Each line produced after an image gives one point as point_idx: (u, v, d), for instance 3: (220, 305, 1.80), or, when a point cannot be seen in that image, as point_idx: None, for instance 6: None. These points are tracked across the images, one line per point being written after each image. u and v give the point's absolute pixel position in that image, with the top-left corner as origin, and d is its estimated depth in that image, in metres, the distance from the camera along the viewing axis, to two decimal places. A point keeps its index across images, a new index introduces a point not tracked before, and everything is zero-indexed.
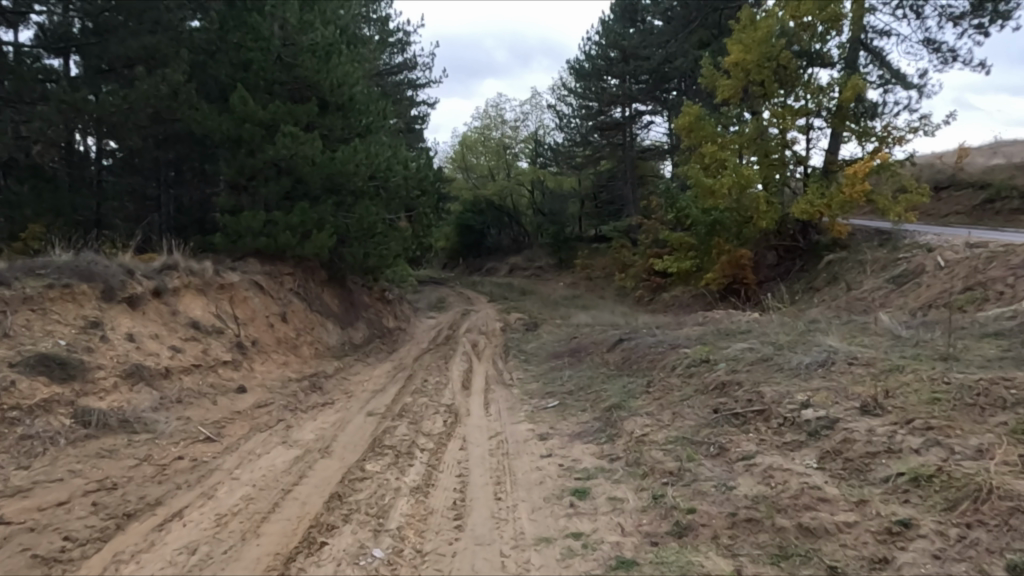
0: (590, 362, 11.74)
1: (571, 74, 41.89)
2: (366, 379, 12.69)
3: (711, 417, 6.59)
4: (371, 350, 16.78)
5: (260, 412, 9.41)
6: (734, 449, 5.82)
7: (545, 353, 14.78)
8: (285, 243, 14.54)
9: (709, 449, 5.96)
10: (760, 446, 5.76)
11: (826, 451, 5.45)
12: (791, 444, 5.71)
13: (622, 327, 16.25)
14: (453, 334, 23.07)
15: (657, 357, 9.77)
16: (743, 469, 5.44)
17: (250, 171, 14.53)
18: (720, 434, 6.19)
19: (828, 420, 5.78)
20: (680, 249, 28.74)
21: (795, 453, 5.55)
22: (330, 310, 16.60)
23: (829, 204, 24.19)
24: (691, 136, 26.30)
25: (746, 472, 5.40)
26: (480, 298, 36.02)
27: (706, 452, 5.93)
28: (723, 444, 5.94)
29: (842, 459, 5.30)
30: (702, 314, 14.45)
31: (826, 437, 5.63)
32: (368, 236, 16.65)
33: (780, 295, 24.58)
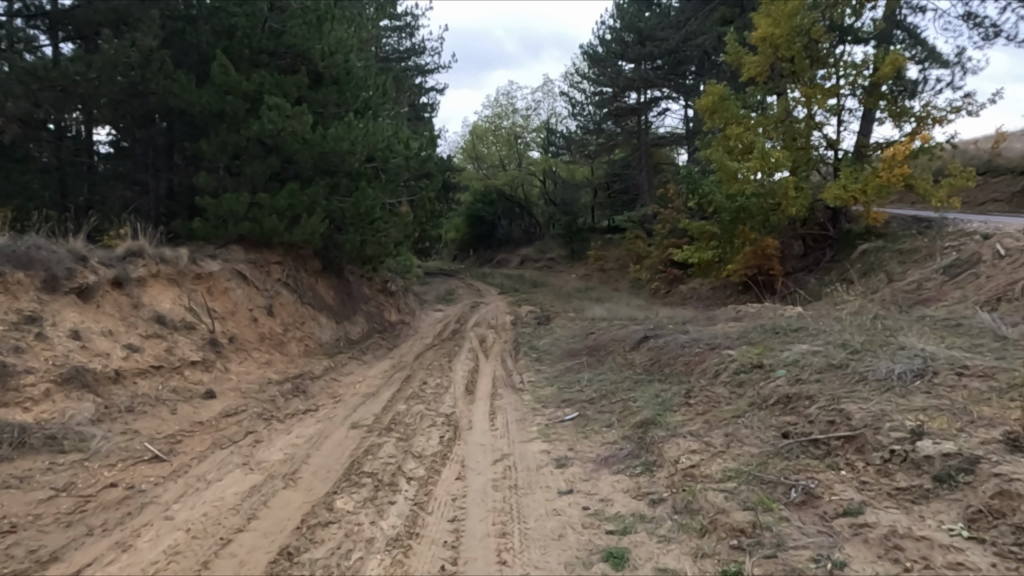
0: (612, 364, 10.28)
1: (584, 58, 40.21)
2: (359, 381, 11.31)
3: (780, 444, 5.25)
4: (369, 346, 15.42)
5: (228, 423, 8.05)
6: (828, 499, 4.46)
7: (559, 352, 13.31)
8: (272, 228, 13.17)
9: (790, 495, 4.61)
10: (865, 496, 4.41)
11: (976, 509, 4.06)
12: (910, 493, 4.35)
13: (643, 323, 14.75)
14: (460, 328, 21.69)
15: (693, 359, 8.32)
16: (850, 535, 4.06)
17: (233, 149, 13.17)
18: (802, 474, 4.82)
19: (968, 461, 4.38)
20: (701, 239, 27.19)
21: (923, 510, 4.18)
22: (324, 303, 15.23)
23: (865, 189, 22.36)
24: (714, 118, 24.67)
25: (857, 542, 4.00)
26: (489, 290, 34.59)
27: (784, 499, 4.59)
28: (810, 490, 4.58)
29: (1010, 528, 3.86)
30: (736, 309, 12.93)
31: (968, 488, 4.23)
32: (366, 221, 15.26)
33: (810, 289, 23.01)
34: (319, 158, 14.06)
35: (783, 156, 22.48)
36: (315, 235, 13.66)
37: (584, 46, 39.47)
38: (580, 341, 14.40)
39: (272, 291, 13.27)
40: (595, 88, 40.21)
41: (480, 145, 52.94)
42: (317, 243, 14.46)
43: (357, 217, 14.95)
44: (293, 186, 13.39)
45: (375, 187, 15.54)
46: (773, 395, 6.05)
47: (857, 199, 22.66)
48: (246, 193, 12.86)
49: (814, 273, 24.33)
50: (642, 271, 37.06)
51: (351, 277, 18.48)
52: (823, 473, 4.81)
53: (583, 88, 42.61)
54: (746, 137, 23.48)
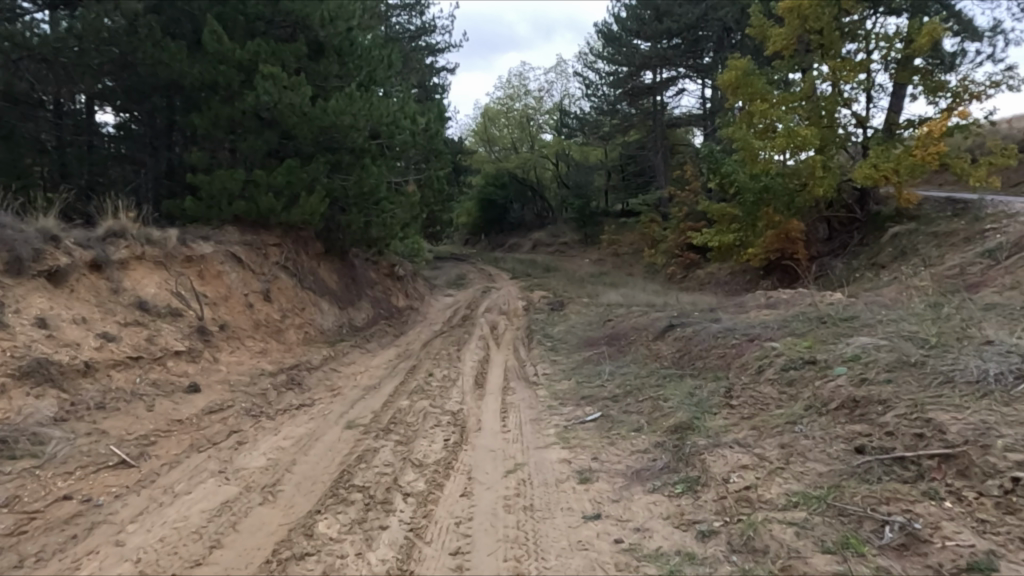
0: (635, 356, 9.39)
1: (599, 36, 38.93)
2: (361, 372, 10.49)
3: (856, 461, 4.54)
4: (374, 334, 14.60)
5: (210, 421, 7.25)
6: (939, 545, 3.65)
7: (575, 341, 12.43)
8: (269, 208, 12.33)
9: (884, 536, 3.82)
10: (995, 543, 3.60)
11: None
12: None
13: (666, 309, 13.83)
14: (471, 314, 20.84)
15: (730, 352, 7.43)
16: None
17: (227, 122, 12.31)
18: (893, 505, 4.05)
19: None
20: (721, 222, 26.09)
21: None
22: (326, 287, 14.42)
23: (897, 168, 21.11)
24: (737, 94, 23.49)
25: None
26: (502, 275, 33.72)
27: (876, 541, 3.82)
28: (915, 528, 3.80)
29: None
30: (769, 296, 11.96)
31: None
32: (370, 201, 14.39)
33: (838, 275, 21.93)
34: (319, 133, 13.17)
35: (811, 134, 21.33)
36: (315, 215, 12.81)
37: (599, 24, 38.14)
38: (597, 330, 13.50)
39: (269, 275, 12.46)
40: (610, 67, 38.92)
41: (492, 127, 51.79)
42: (317, 225, 13.60)
43: (361, 196, 14.07)
44: (291, 162, 12.53)
45: (380, 165, 14.63)
46: (835, 401, 5.25)
47: (889, 178, 21.37)
48: (241, 170, 12.03)
49: (842, 257, 23.21)
50: (658, 256, 36.02)
51: (356, 260, 17.63)
52: (917, 504, 4.03)
53: (598, 67, 41.34)
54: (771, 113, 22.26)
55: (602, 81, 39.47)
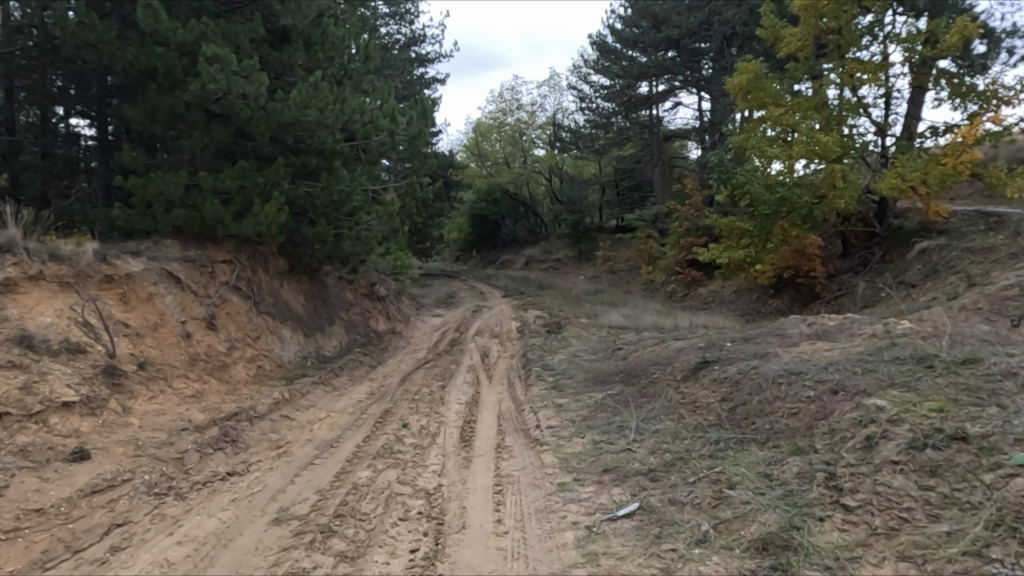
0: (663, 402, 7.43)
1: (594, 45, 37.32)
2: (319, 422, 8.45)
3: None
4: (346, 365, 12.52)
5: (89, 508, 5.21)
6: None
7: (581, 377, 10.43)
8: (215, 217, 10.34)
9: None
10: None
11: None
12: None
13: (681, 338, 11.91)
14: (460, 338, 18.81)
15: (809, 414, 5.51)
16: None
17: (166, 115, 10.32)
18: None
19: None
20: (730, 238, 24.25)
21: None
22: (289, 311, 12.37)
23: (925, 177, 19.34)
24: (748, 98, 21.79)
25: None
26: (494, 293, 31.73)
27: None
28: None
29: None
30: (811, 327, 10.01)
31: None
32: (341, 211, 12.39)
33: (862, 295, 20.12)
34: (279, 129, 11.21)
35: (831, 142, 19.59)
36: (272, 227, 10.80)
37: (593, 35, 36.57)
38: (602, 363, 11.55)
39: (217, 298, 10.43)
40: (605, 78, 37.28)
41: (483, 143, 50.20)
42: (277, 238, 11.60)
43: (328, 205, 12.07)
44: (243, 164, 10.56)
45: (353, 169, 12.68)
46: None
47: (916, 189, 19.58)
48: (182, 172, 10.05)
49: (862, 275, 21.41)
50: (657, 273, 34.17)
51: (329, 279, 15.59)
52: None
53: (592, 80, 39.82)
54: (787, 119, 20.54)
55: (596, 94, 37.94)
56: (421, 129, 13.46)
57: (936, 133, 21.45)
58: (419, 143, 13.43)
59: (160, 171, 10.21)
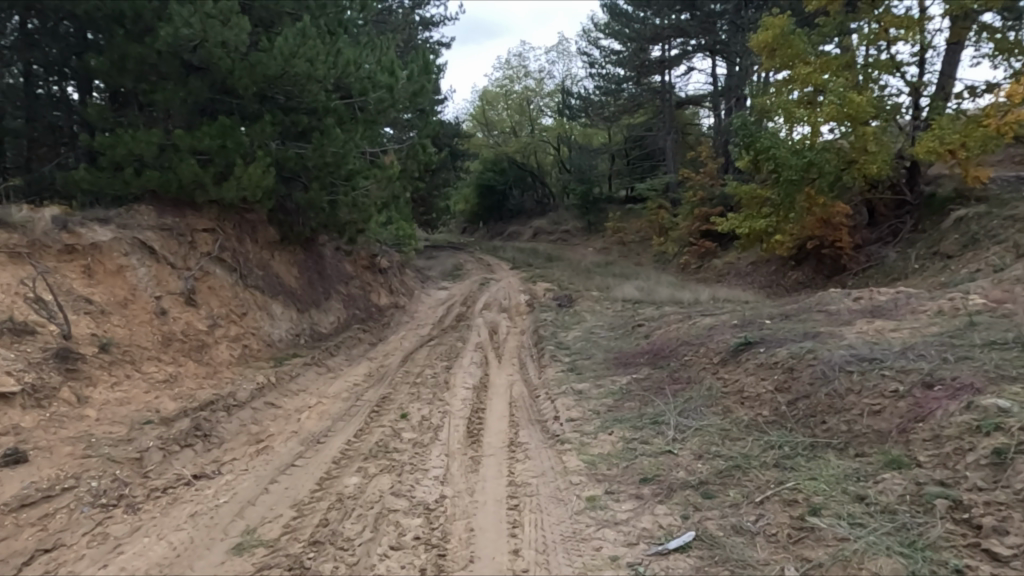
0: (702, 391, 6.42)
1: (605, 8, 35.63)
2: (308, 411, 7.50)
3: None
4: (343, 343, 11.55)
5: (12, 528, 4.35)
6: None
7: (599, 359, 9.40)
8: (193, 179, 9.27)
9: None
10: None
11: None
12: None
13: (707, 315, 10.84)
14: (466, 313, 17.80)
15: (907, 415, 4.72)
16: None
17: (136, 65, 9.21)
18: None
19: None
20: (750, 207, 22.99)
21: None
22: (281, 284, 11.37)
23: (965, 140, 17.98)
24: (774, 57, 20.33)
25: None
26: (501, 265, 30.66)
27: None
28: None
29: None
30: (859, 305, 8.92)
31: None
32: (336, 174, 11.31)
33: (893, 267, 18.93)
34: (265, 82, 10.10)
35: (863, 103, 18.21)
36: (258, 191, 9.70)
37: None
38: (621, 342, 10.52)
39: (198, 271, 9.42)
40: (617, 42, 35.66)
41: (490, 111, 48.72)
42: (265, 204, 10.54)
43: (321, 167, 10.99)
44: (223, 120, 9.46)
45: (349, 129, 11.56)
46: None
47: (954, 153, 18.22)
48: (155, 129, 8.97)
49: (892, 246, 20.19)
50: (669, 244, 32.96)
51: (326, 251, 14.55)
52: None
53: (602, 44, 38.19)
54: (816, 78, 19.12)
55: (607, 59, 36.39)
56: (423, 85, 12.29)
57: (974, 93, 20.12)
58: (421, 101, 12.28)
59: (130, 128, 9.14)
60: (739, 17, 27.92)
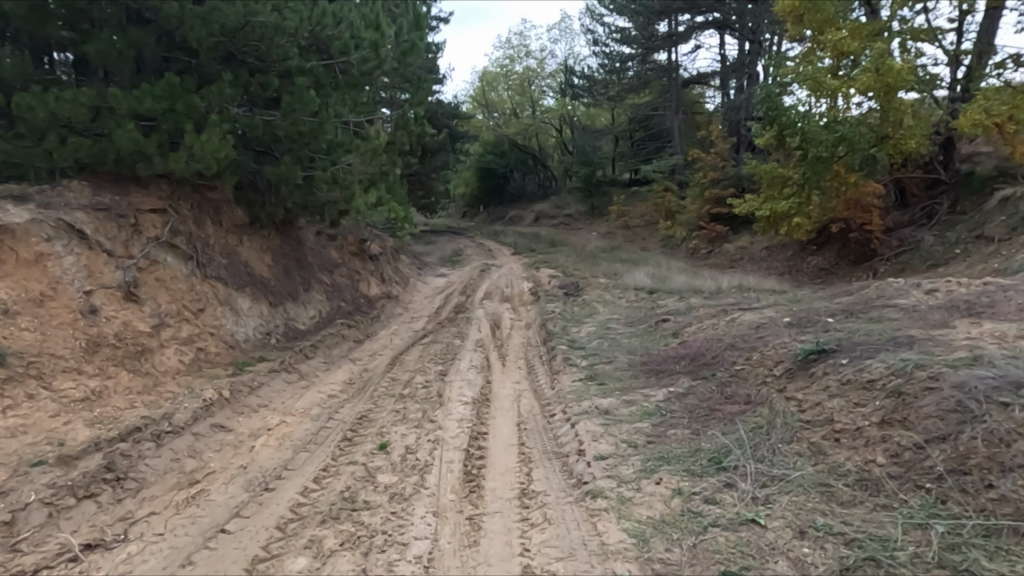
0: (775, 419, 4.99)
1: None
2: (264, 436, 6.00)
3: None
4: (323, 342, 10.06)
5: None
6: None
7: (623, 364, 7.88)
8: (134, 149, 7.69)
9: None
10: None
11: None
12: None
13: (744, 310, 9.31)
14: (465, 303, 16.31)
15: None
16: None
17: (61, 9, 7.60)
18: None
19: None
20: (771, 187, 21.12)
21: None
22: (250, 274, 9.83)
23: (1014, 112, 16.31)
24: (802, 22, 18.57)
25: None
26: (502, 251, 29.09)
27: None
28: None
29: None
30: (937, 300, 7.38)
31: None
32: (312, 145, 9.71)
33: (931, 252, 17.37)
34: (223, 34, 8.47)
35: (901, 72, 16.58)
36: (214, 163, 8.11)
37: None
38: (643, 343, 9.01)
39: (142, 260, 7.87)
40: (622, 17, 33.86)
41: (490, 92, 47.03)
42: (227, 180, 8.95)
43: (294, 136, 9.39)
44: (171, 78, 7.85)
45: (327, 94, 9.96)
46: None
47: (1001, 126, 16.58)
48: (85, 88, 7.38)
49: (927, 229, 18.59)
50: (678, 228, 31.41)
51: (308, 236, 12.99)
52: None
53: (606, 19, 36.38)
54: (848, 44, 17.36)
55: (611, 36, 34.66)
56: (413, 42, 10.64)
57: (1017, 62, 18.56)
58: (411, 62, 10.67)
59: (55, 88, 7.54)
60: None
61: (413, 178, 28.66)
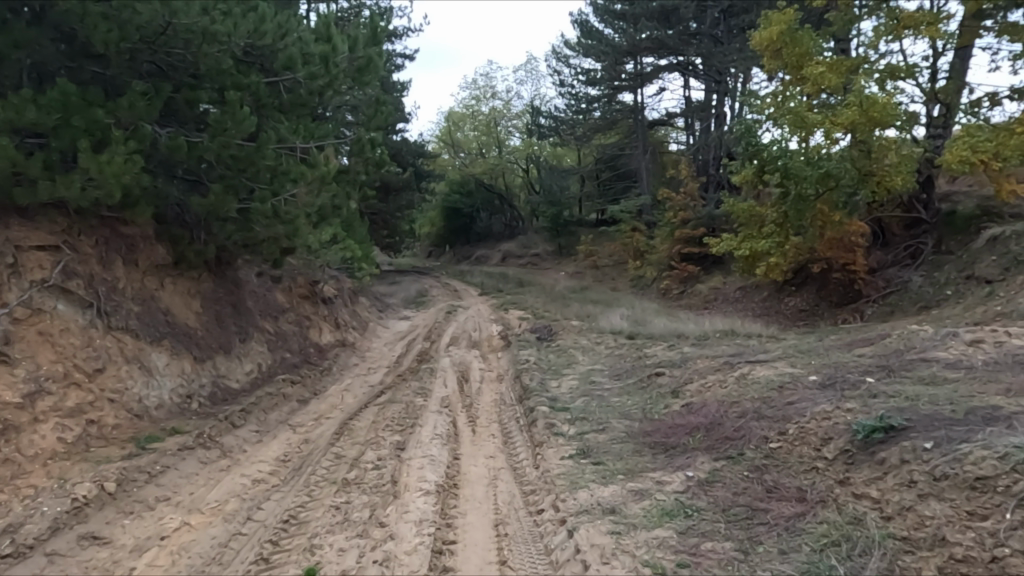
0: (858, 539, 3.66)
1: (577, 22, 33.60)
2: (155, 552, 4.54)
3: None
4: (260, 404, 8.49)
5: None
6: None
7: (619, 434, 6.51)
8: (13, 170, 6.21)
9: None
10: None
11: None
12: None
13: (751, 363, 8.07)
14: (430, 350, 14.86)
15: None
16: None
17: None
18: None
19: None
20: (749, 225, 20.61)
21: None
22: (172, 324, 8.28)
23: (999, 149, 15.78)
24: (780, 57, 18.03)
25: None
26: (468, 291, 27.75)
27: None
28: None
29: None
30: (988, 356, 6.25)
31: None
32: (250, 170, 8.31)
33: (921, 294, 16.58)
34: (139, 38, 7.14)
35: (886, 109, 16.00)
36: (119, 189, 6.65)
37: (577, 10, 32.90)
38: (636, 404, 7.67)
39: (20, 310, 6.31)
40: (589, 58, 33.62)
41: (457, 132, 46.35)
42: (142, 211, 7.46)
43: (227, 161, 7.99)
44: (65, 86, 6.43)
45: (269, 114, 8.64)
46: None
47: (987, 164, 16.02)
48: None
49: (914, 270, 17.88)
50: (648, 268, 30.55)
51: (249, 277, 11.45)
52: None
53: (573, 60, 36.12)
54: (830, 79, 16.78)
55: (578, 77, 34.31)
56: (371, 57, 9.35)
57: (994, 101, 18.26)
58: (368, 81, 9.47)
59: None
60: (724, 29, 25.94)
61: (375, 218, 27.27)
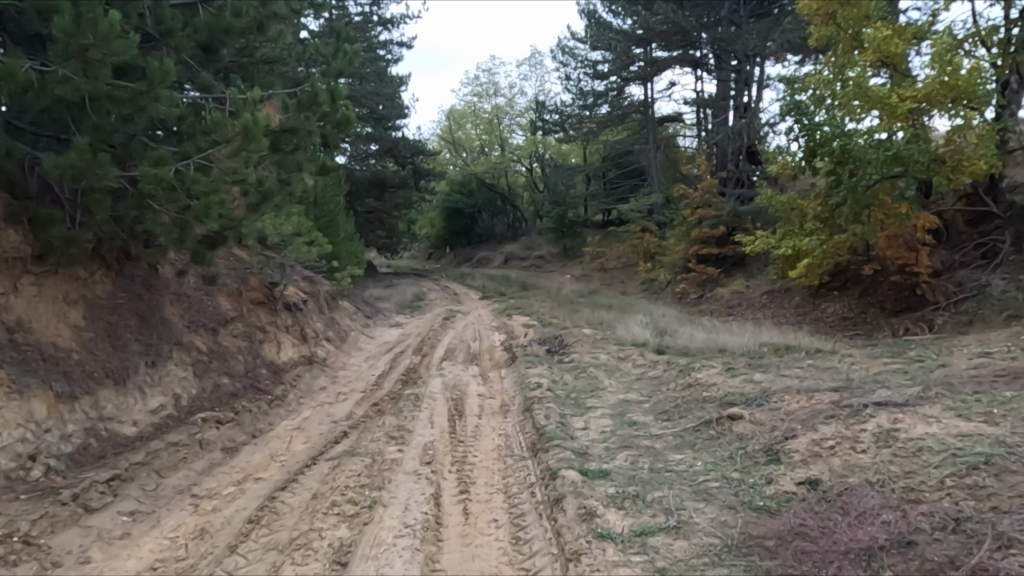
0: None
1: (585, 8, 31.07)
2: None
3: None
4: (156, 462, 5.87)
5: None
6: None
7: (714, 543, 3.92)
8: None
9: None
10: None
11: None
12: None
13: (882, 409, 5.35)
14: (418, 366, 12.21)
15: None
16: None
17: None
18: None
19: None
20: (788, 221, 17.97)
21: None
22: (20, 347, 5.77)
23: None
24: (834, 23, 15.43)
25: None
26: (468, 295, 25.14)
27: None
28: None
29: None
30: None
31: None
32: (140, 121, 5.71)
33: (1006, 300, 13.90)
34: None
35: (971, 79, 13.35)
36: None
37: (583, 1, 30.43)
38: (717, 480, 5.01)
39: None
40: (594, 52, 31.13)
41: (457, 131, 43.65)
42: None
43: (100, 105, 5.41)
44: None
45: (177, 45, 6.21)
46: None
47: None
48: None
49: (990, 271, 15.21)
50: (661, 270, 27.88)
51: (179, 279, 8.84)
52: None
53: (579, 51, 33.59)
54: (898, 46, 14.12)
55: (584, 70, 31.78)
56: None
57: None
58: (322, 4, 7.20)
59: None
60: (738, 18, 23.44)
61: (370, 216, 24.62)
